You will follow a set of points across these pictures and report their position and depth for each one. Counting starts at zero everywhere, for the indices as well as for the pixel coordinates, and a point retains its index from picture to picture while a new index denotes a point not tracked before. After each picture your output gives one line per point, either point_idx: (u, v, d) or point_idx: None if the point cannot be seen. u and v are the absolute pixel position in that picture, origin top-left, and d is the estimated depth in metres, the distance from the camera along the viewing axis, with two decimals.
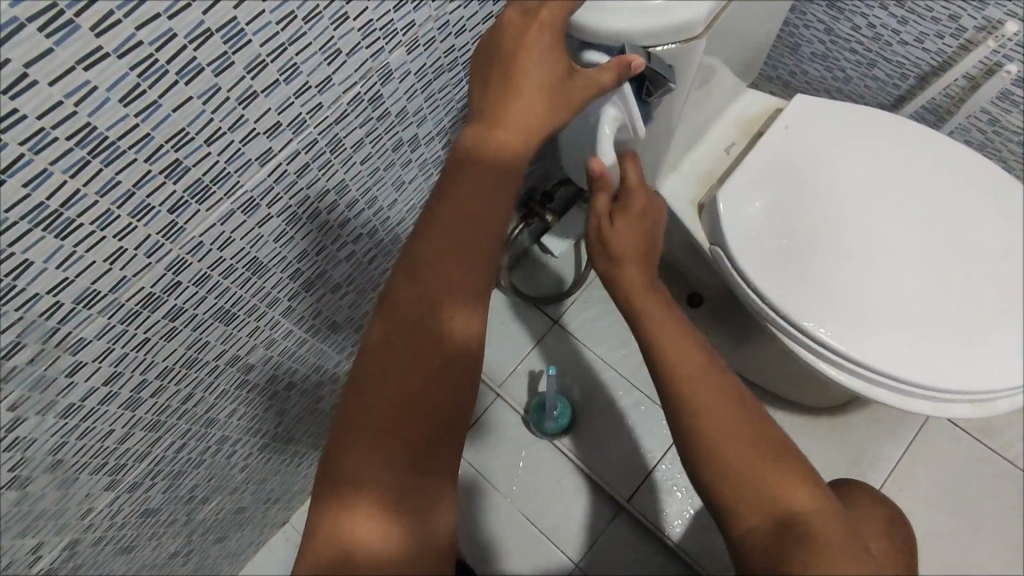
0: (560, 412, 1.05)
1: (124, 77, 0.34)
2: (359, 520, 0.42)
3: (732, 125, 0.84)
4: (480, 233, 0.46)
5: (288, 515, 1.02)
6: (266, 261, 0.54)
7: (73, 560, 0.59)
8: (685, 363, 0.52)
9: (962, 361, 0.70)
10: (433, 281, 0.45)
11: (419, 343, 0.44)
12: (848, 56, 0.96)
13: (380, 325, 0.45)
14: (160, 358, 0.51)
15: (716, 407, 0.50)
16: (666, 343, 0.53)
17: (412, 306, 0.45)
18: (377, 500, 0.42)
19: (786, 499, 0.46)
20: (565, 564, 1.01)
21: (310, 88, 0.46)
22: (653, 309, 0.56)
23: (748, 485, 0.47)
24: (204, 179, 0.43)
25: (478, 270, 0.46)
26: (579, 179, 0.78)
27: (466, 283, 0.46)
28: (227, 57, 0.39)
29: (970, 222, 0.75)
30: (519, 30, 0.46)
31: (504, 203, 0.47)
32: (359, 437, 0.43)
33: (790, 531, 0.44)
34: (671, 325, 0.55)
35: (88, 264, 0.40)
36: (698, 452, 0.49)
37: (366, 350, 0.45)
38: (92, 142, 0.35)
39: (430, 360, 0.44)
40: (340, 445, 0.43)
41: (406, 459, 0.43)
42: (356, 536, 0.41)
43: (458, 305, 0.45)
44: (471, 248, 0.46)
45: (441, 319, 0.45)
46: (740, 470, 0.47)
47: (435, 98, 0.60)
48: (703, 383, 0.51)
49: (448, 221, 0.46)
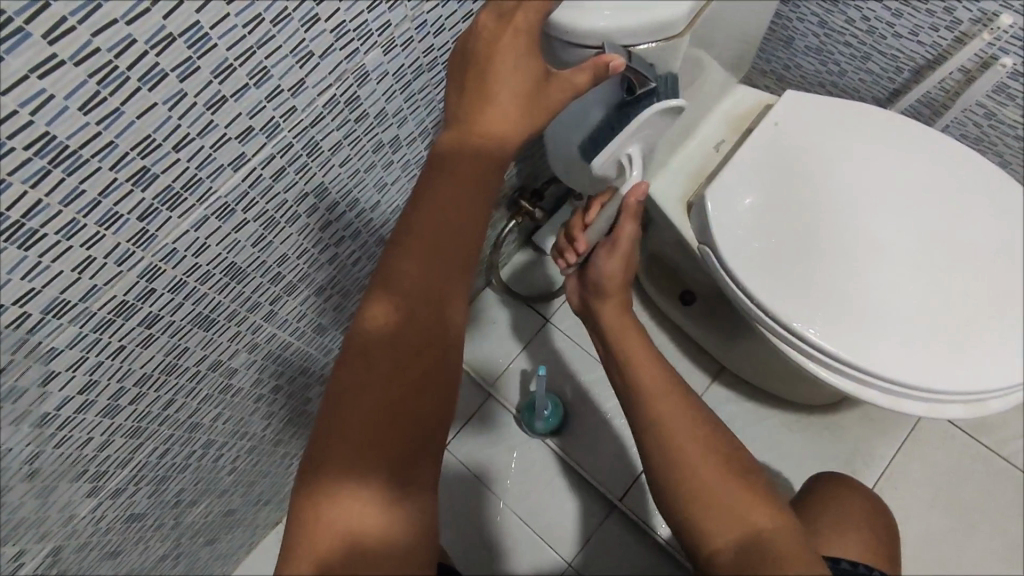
0: (550, 413, 1.05)
1: (82, 84, 0.34)
2: (349, 514, 0.41)
3: (722, 122, 0.83)
4: (455, 240, 0.46)
5: (279, 515, 1.01)
6: (245, 266, 0.54)
7: (57, 566, 0.59)
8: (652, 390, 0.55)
9: (954, 361, 0.69)
10: (409, 289, 0.45)
11: (396, 350, 0.44)
12: (842, 50, 0.95)
13: (357, 334, 0.44)
14: (137, 365, 0.51)
15: (684, 432, 0.52)
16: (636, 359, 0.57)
17: (389, 314, 0.44)
18: (370, 494, 0.41)
19: (750, 517, 0.47)
20: (559, 563, 1.01)
21: (282, 92, 0.45)
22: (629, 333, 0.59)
23: (715, 504, 0.48)
24: (175, 186, 0.43)
25: (455, 276, 0.46)
26: (566, 177, 0.77)
27: (442, 289, 0.45)
28: (193, 62, 0.38)
29: (963, 219, 0.74)
30: (494, 34, 0.45)
31: (481, 209, 0.47)
32: (341, 444, 0.42)
33: (754, 546, 0.45)
34: (644, 353, 0.57)
35: (54, 274, 0.39)
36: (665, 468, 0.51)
37: (343, 358, 0.44)
38: (52, 151, 0.35)
39: (411, 368, 0.44)
40: (325, 445, 0.42)
41: (393, 458, 0.42)
42: (355, 526, 0.41)
43: (436, 312, 0.45)
44: (446, 254, 0.45)
45: (419, 326, 0.44)
46: (706, 491, 0.49)
47: (416, 98, 0.59)
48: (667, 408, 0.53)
49: (424, 228, 0.45)
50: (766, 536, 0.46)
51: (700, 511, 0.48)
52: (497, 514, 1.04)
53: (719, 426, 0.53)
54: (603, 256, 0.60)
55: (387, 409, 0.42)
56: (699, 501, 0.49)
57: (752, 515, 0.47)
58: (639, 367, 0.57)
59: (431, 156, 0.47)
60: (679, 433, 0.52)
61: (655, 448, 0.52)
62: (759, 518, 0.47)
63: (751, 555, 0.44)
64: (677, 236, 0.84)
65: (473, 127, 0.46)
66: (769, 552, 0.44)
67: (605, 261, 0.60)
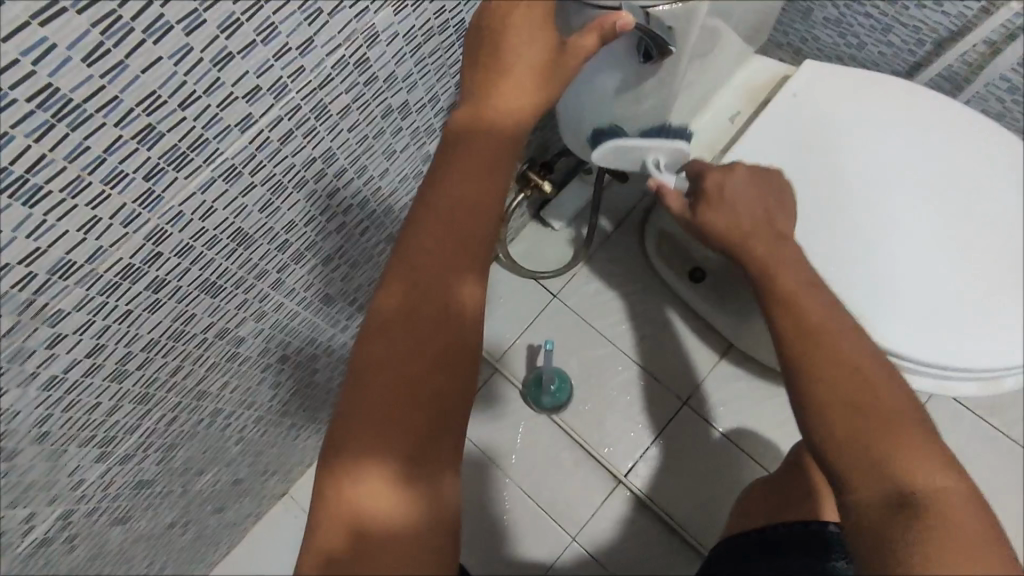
0: (559, 387, 1.04)
1: (85, 34, 0.33)
2: (371, 500, 0.42)
3: (738, 93, 0.80)
4: (460, 239, 0.46)
5: (286, 486, 1.02)
6: (252, 232, 0.53)
7: (68, 529, 0.60)
8: (816, 337, 0.54)
9: (973, 338, 0.68)
10: (426, 268, 0.45)
11: (412, 333, 0.44)
12: (862, 21, 0.91)
13: (376, 315, 0.45)
14: (145, 331, 0.50)
15: (843, 381, 0.51)
16: (790, 298, 0.56)
17: (402, 302, 0.45)
18: (388, 481, 0.42)
19: (909, 476, 0.47)
20: (562, 536, 1.02)
21: (290, 50, 0.44)
22: (777, 267, 0.58)
23: (866, 462, 0.49)
24: (181, 146, 0.42)
25: (469, 263, 0.46)
26: (584, 152, 0.71)
27: (456, 274, 0.46)
28: (199, 15, 0.37)
29: (987, 193, 0.72)
30: (506, 9, 0.45)
31: (492, 199, 0.47)
32: (364, 415, 0.43)
33: (902, 507, 0.46)
34: (794, 287, 0.57)
35: (60, 234, 0.39)
36: (811, 416, 0.52)
37: (359, 345, 0.45)
38: (56, 105, 0.34)
39: (433, 367, 0.44)
40: (342, 427, 0.43)
41: (411, 443, 0.43)
42: (371, 514, 0.42)
43: (454, 298, 0.45)
44: (453, 255, 0.46)
45: (433, 308, 0.45)
46: (866, 447, 0.49)
47: (426, 63, 0.58)
48: (830, 348, 0.53)
49: (438, 211, 0.45)
50: (921, 494, 0.46)
51: (849, 457, 0.49)
52: (503, 489, 1.04)
53: (883, 366, 0.53)
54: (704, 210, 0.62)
55: (406, 401, 0.43)
56: (853, 453, 0.49)
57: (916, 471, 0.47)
58: (789, 304, 0.56)
59: (442, 139, 0.48)
60: (832, 374, 0.52)
61: (808, 393, 0.52)
62: (918, 479, 0.47)
63: (894, 518, 0.46)
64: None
65: (485, 101, 0.46)
66: (917, 517, 0.45)
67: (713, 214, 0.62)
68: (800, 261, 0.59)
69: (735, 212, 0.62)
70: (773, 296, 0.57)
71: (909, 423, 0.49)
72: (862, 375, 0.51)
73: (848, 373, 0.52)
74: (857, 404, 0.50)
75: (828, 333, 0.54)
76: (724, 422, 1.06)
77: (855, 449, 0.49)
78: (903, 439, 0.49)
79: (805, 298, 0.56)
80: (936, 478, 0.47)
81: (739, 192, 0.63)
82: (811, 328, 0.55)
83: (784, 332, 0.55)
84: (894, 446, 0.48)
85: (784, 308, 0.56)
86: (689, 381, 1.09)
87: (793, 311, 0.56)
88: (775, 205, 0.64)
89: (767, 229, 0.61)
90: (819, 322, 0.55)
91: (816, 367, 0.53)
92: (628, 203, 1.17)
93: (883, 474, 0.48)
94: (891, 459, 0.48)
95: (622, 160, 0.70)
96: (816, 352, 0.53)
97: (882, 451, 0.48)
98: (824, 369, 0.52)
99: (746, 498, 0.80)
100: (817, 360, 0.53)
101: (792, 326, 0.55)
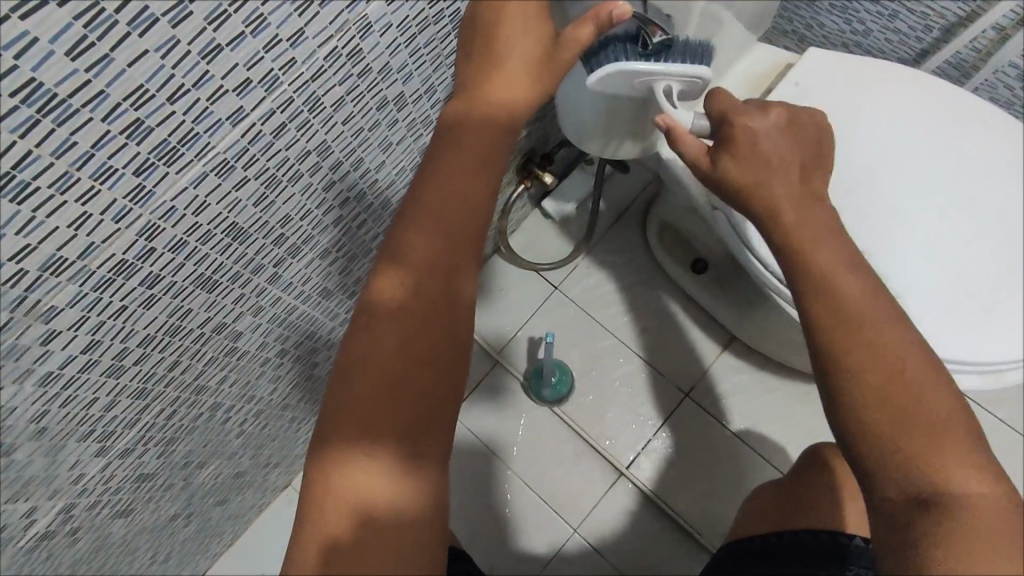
0: (559, 380, 1.05)
1: (68, 27, 0.32)
2: (371, 489, 0.42)
3: (741, 82, 0.77)
4: (453, 233, 0.45)
5: (288, 478, 1.03)
6: (247, 226, 0.53)
7: (69, 523, 0.60)
8: (851, 319, 0.51)
9: (979, 331, 0.68)
10: (418, 262, 0.45)
11: (403, 327, 0.44)
12: (869, 8, 0.89)
13: (369, 309, 0.45)
14: (140, 326, 0.50)
15: (873, 369, 0.50)
16: (824, 271, 0.52)
17: (397, 297, 0.45)
18: (386, 470, 0.42)
19: (943, 471, 0.47)
20: (564, 528, 1.02)
21: (281, 42, 0.43)
22: (813, 236, 0.53)
23: (895, 457, 0.48)
24: (171, 141, 0.41)
25: (461, 256, 0.46)
26: (581, 141, 0.69)
27: (449, 267, 0.45)
28: (184, 8, 0.36)
29: (995, 184, 0.71)
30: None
31: (485, 192, 0.46)
32: (355, 408, 0.43)
33: (932, 504, 0.46)
34: (832, 262, 0.53)
35: (50, 230, 0.38)
36: (840, 406, 0.51)
37: (349, 339, 0.44)
38: (41, 99, 0.33)
39: (427, 360, 0.44)
40: (332, 417, 0.43)
41: (404, 439, 0.43)
42: (370, 504, 0.42)
43: (447, 290, 0.45)
44: (446, 248, 0.45)
45: (425, 302, 0.45)
46: (896, 441, 0.48)
47: (421, 54, 0.57)
48: (864, 336, 0.51)
49: (429, 205, 0.45)
50: (953, 490, 0.47)
51: (878, 451, 0.49)
52: (504, 481, 1.04)
53: (925, 355, 0.51)
54: (730, 163, 0.54)
55: (400, 395, 0.43)
56: (881, 445, 0.49)
57: (947, 470, 0.47)
58: (827, 280, 0.52)
59: (435, 132, 0.47)
60: (865, 361, 0.50)
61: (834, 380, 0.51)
62: (954, 474, 0.47)
63: (923, 517, 0.46)
64: (683, 192, 0.83)
65: (480, 94, 0.46)
66: (947, 514, 0.46)
67: (738, 167, 0.54)
68: (836, 230, 0.55)
69: (768, 163, 0.54)
70: (806, 282, 0.53)
71: (940, 415, 0.48)
72: (893, 363, 0.50)
73: (886, 370, 0.49)
74: (887, 396, 0.49)
75: (864, 317, 0.51)
76: (726, 414, 1.06)
77: (883, 442, 0.49)
78: (935, 433, 0.48)
79: (841, 276, 0.52)
80: (971, 473, 0.47)
81: (771, 139, 0.54)
82: (846, 309, 0.51)
83: (813, 314, 0.52)
84: (924, 440, 0.48)
85: (818, 286, 0.52)
86: (691, 373, 1.08)
87: (826, 288, 0.52)
88: (813, 160, 0.56)
89: (801, 192, 0.55)
90: (859, 313, 0.51)
91: (848, 359, 0.50)
92: (630, 194, 1.16)
93: (909, 466, 0.48)
94: (920, 453, 0.48)
95: (620, 87, 0.55)
96: (851, 348, 0.50)
97: (910, 446, 0.48)
98: (859, 365, 0.50)
99: (750, 501, 0.81)
100: (850, 348, 0.50)
101: (827, 308, 0.52)
